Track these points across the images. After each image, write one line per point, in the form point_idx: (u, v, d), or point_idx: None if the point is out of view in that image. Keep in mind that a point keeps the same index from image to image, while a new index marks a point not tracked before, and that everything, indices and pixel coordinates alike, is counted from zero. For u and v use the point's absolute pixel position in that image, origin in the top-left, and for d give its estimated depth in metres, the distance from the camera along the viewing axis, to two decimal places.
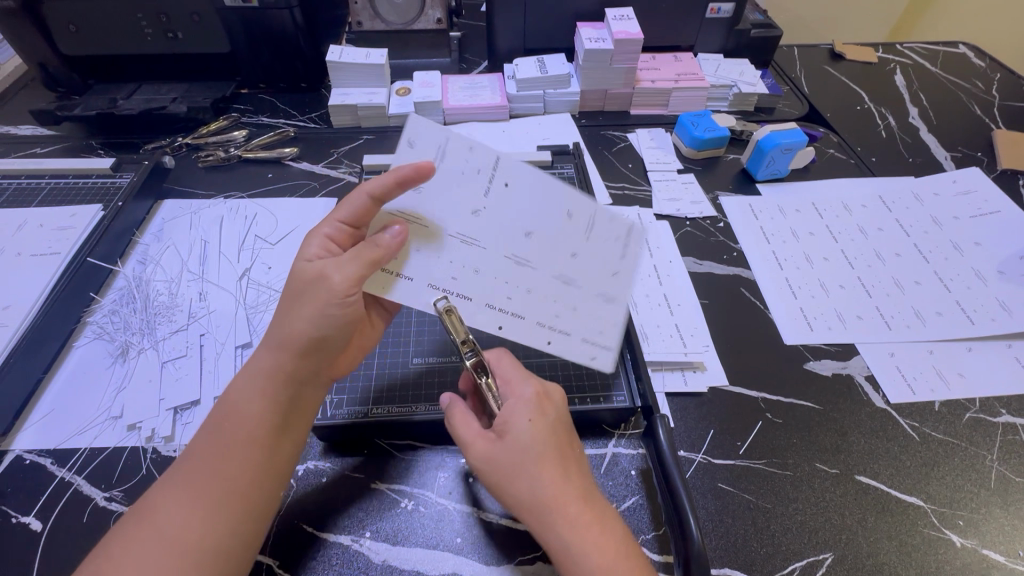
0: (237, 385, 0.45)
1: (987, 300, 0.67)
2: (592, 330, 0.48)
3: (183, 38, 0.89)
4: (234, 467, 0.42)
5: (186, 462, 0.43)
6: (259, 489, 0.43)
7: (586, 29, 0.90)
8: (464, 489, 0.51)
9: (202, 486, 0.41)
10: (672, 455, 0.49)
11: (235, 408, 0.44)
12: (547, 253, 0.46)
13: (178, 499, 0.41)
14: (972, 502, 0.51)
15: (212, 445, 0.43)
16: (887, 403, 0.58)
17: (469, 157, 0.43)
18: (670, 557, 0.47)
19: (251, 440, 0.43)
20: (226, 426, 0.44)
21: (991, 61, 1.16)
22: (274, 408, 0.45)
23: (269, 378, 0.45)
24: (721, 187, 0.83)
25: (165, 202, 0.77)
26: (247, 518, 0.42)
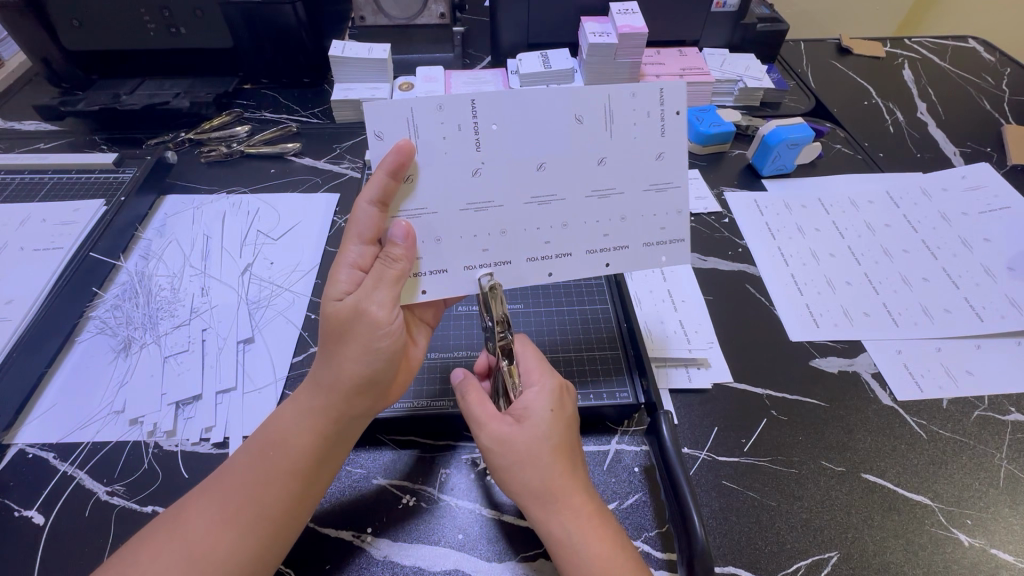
0: (289, 413, 0.46)
1: (997, 296, 0.66)
2: (644, 234, 0.49)
3: (185, 34, 0.88)
4: (266, 496, 0.42)
5: (224, 480, 0.43)
6: (284, 522, 0.42)
7: (590, 23, 0.89)
8: (468, 485, 0.51)
9: (232, 507, 0.41)
10: (675, 452, 0.49)
11: (283, 436, 0.45)
12: (575, 177, 0.46)
13: (205, 517, 0.41)
14: (981, 502, 0.51)
15: (253, 469, 0.43)
16: (894, 400, 0.58)
17: (441, 118, 0.42)
18: (672, 553, 0.47)
19: (290, 475, 0.43)
20: (269, 453, 0.44)
21: (1001, 55, 1.14)
22: (319, 446, 0.45)
23: (319, 411, 0.45)
24: (726, 183, 0.83)
25: (168, 197, 0.77)
26: (266, 552, 0.41)
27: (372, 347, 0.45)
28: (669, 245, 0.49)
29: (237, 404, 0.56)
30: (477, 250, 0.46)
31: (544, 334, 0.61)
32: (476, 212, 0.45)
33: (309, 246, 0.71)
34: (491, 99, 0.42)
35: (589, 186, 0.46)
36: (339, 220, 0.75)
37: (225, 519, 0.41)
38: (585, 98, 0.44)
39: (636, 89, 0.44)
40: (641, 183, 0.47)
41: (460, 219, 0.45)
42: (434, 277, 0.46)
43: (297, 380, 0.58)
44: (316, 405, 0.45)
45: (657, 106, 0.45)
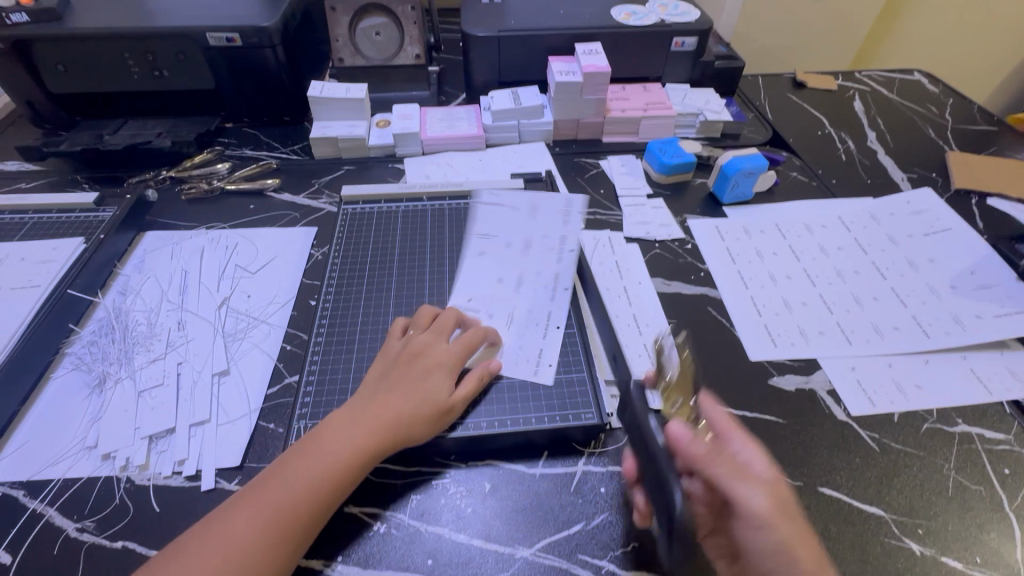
0: (338, 431, 0.51)
1: (942, 313, 0.70)
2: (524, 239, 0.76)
3: (169, 75, 0.93)
4: (283, 508, 0.46)
5: (255, 490, 0.47)
6: (294, 535, 0.45)
7: (557, 63, 0.95)
8: (438, 510, 0.52)
9: (267, 515, 0.45)
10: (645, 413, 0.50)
11: (324, 450, 0.49)
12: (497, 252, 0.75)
13: (230, 523, 0.45)
14: (931, 511, 0.53)
15: (292, 480, 0.47)
16: (848, 415, 0.60)
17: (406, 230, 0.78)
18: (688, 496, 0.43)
19: (308, 488, 0.47)
20: (310, 465, 0.48)
21: (944, 86, 1.22)
22: (344, 465, 0.49)
23: (352, 430, 0.51)
24: (689, 211, 0.87)
25: (147, 233, 0.79)
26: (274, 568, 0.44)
27: (425, 392, 0.54)
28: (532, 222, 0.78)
29: (211, 436, 0.56)
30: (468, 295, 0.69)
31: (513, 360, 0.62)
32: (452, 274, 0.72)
33: (286, 280, 0.73)
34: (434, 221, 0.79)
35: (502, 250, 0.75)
36: (316, 253, 0.77)
37: (246, 530, 0.44)
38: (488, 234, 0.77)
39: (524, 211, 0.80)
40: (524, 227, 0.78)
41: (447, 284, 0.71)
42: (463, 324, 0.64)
43: (271, 411, 0.59)
44: (350, 425, 0.51)
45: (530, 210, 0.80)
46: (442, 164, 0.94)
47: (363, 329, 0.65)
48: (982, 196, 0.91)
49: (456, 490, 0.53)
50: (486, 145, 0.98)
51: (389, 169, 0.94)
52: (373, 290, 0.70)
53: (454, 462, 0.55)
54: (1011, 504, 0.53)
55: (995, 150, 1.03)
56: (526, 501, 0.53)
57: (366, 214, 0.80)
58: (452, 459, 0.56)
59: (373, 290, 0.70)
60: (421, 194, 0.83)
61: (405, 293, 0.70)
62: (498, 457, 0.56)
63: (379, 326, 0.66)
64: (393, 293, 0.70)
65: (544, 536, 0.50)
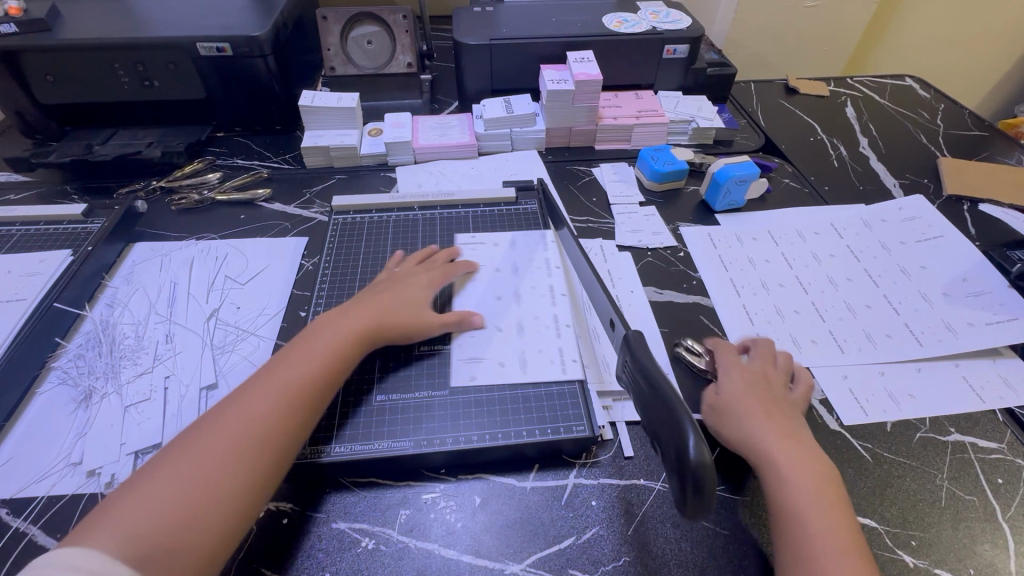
0: (299, 364, 0.53)
1: (934, 321, 0.70)
2: (505, 268, 0.73)
3: (160, 85, 0.92)
4: (247, 426, 0.47)
5: (209, 419, 0.48)
6: (268, 451, 0.47)
7: (549, 71, 0.95)
8: (427, 525, 0.51)
9: (233, 450, 0.46)
10: (648, 356, 0.45)
11: (290, 383, 0.51)
12: (501, 275, 0.72)
13: (194, 450, 0.45)
14: (924, 522, 0.52)
15: (261, 413, 0.48)
16: (840, 424, 0.60)
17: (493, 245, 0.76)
18: (705, 445, 0.38)
19: (274, 418, 0.49)
20: (277, 395, 0.50)
21: (936, 92, 1.23)
22: (309, 380, 0.52)
23: (316, 350, 0.55)
24: (681, 218, 0.87)
25: (137, 245, 0.78)
26: (243, 505, 0.44)
27: (405, 304, 0.63)
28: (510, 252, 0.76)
29: None
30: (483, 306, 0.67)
31: (503, 371, 0.62)
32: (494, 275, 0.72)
33: (276, 291, 0.73)
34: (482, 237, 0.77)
35: (499, 274, 0.72)
36: (307, 263, 0.77)
37: (211, 451, 0.45)
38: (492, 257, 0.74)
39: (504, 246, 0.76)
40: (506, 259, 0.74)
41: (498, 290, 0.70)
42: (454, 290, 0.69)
43: None
44: (313, 346, 0.55)
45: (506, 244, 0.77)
46: (434, 173, 0.93)
47: None
48: (974, 201, 0.91)
49: (446, 504, 0.53)
50: (479, 153, 0.98)
51: (382, 178, 0.93)
52: None
53: (443, 476, 0.55)
54: (1005, 514, 0.53)
55: (986, 155, 1.03)
56: (516, 516, 0.52)
57: (357, 224, 0.80)
58: (441, 472, 0.55)
59: None
60: (412, 204, 0.83)
61: None
62: (488, 470, 0.55)
63: None
64: None
65: (534, 551, 0.50)
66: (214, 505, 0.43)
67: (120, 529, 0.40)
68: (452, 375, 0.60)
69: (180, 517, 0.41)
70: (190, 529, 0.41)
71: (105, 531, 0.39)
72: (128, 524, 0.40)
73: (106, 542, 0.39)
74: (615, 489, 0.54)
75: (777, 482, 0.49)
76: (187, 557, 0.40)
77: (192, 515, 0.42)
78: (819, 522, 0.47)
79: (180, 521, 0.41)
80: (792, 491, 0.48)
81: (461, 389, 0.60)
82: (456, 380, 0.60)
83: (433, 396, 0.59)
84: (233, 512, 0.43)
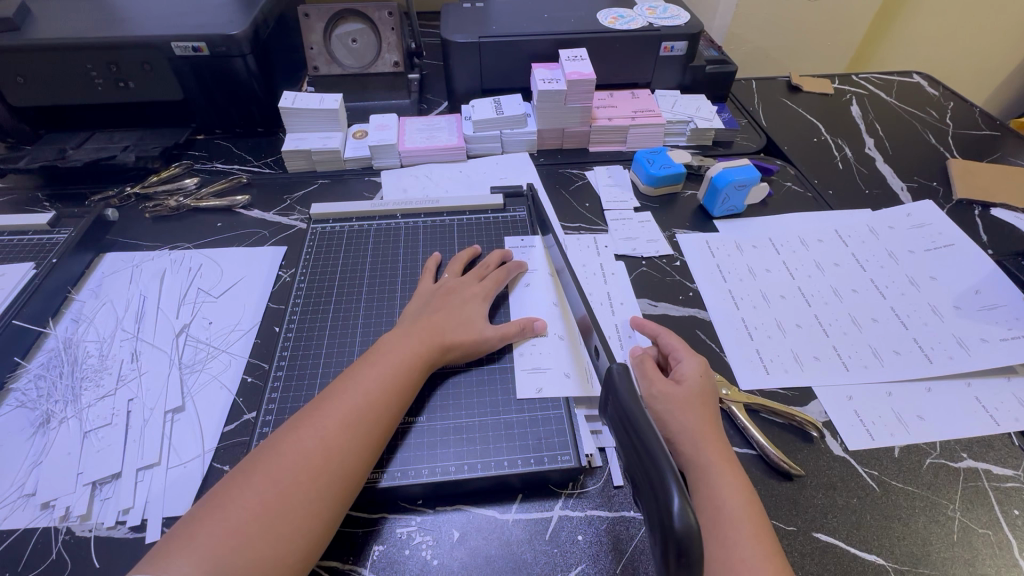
0: (373, 384, 0.52)
1: (946, 337, 0.66)
2: (544, 274, 0.71)
3: (135, 87, 0.88)
4: (318, 450, 0.46)
5: (279, 442, 0.47)
6: (338, 477, 0.45)
7: (540, 70, 0.90)
8: (401, 562, 0.48)
9: (307, 474, 0.45)
10: (634, 398, 0.40)
11: (360, 404, 0.50)
12: (542, 281, 0.70)
13: (263, 475, 0.44)
14: (934, 558, 0.49)
15: (334, 434, 0.47)
16: (845, 449, 0.56)
17: (521, 244, 0.75)
18: (691, 508, 0.33)
19: (350, 441, 0.47)
20: (351, 417, 0.49)
21: (944, 89, 1.18)
22: (381, 402, 0.51)
23: (385, 368, 0.53)
24: (678, 225, 0.83)
25: (107, 255, 0.75)
26: (319, 533, 0.43)
27: (462, 319, 0.61)
28: (545, 256, 0.73)
29: (159, 482, 0.52)
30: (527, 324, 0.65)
31: (484, 393, 0.58)
32: (522, 286, 0.69)
33: (250, 304, 0.69)
34: (512, 240, 0.75)
35: (544, 277, 0.70)
36: (284, 275, 0.73)
37: (282, 476, 0.44)
38: (537, 260, 0.73)
39: (540, 249, 0.74)
40: (541, 264, 0.72)
41: (524, 296, 0.68)
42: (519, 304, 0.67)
43: (226, 451, 0.55)
44: (386, 362, 0.54)
45: (542, 247, 0.75)
46: (420, 177, 0.90)
47: (327, 360, 0.61)
48: (985, 206, 0.87)
49: (422, 539, 0.49)
50: (468, 156, 0.94)
51: (366, 182, 0.90)
52: (340, 316, 0.66)
53: (421, 508, 0.51)
54: (1022, 549, 0.49)
55: (998, 156, 0.99)
56: (496, 552, 0.48)
57: (336, 233, 0.77)
58: (419, 504, 0.52)
59: (340, 316, 0.66)
60: (396, 211, 0.79)
61: (373, 319, 0.66)
62: (467, 501, 0.52)
63: (345, 355, 0.62)
64: (361, 319, 0.66)
65: None
66: (286, 534, 0.42)
67: (195, 559, 0.39)
68: (453, 403, 0.57)
69: (259, 547, 0.40)
70: (269, 561, 0.40)
71: (179, 561, 0.39)
72: (206, 553, 0.39)
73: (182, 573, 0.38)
74: (603, 523, 0.50)
75: (707, 493, 0.46)
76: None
77: (266, 542, 0.41)
78: (746, 546, 0.43)
79: (257, 551, 0.40)
80: (723, 504, 0.45)
81: (439, 414, 0.56)
82: (434, 404, 0.57)
83: (408, 422, 0.55)
84: (308, 540, 0.42)
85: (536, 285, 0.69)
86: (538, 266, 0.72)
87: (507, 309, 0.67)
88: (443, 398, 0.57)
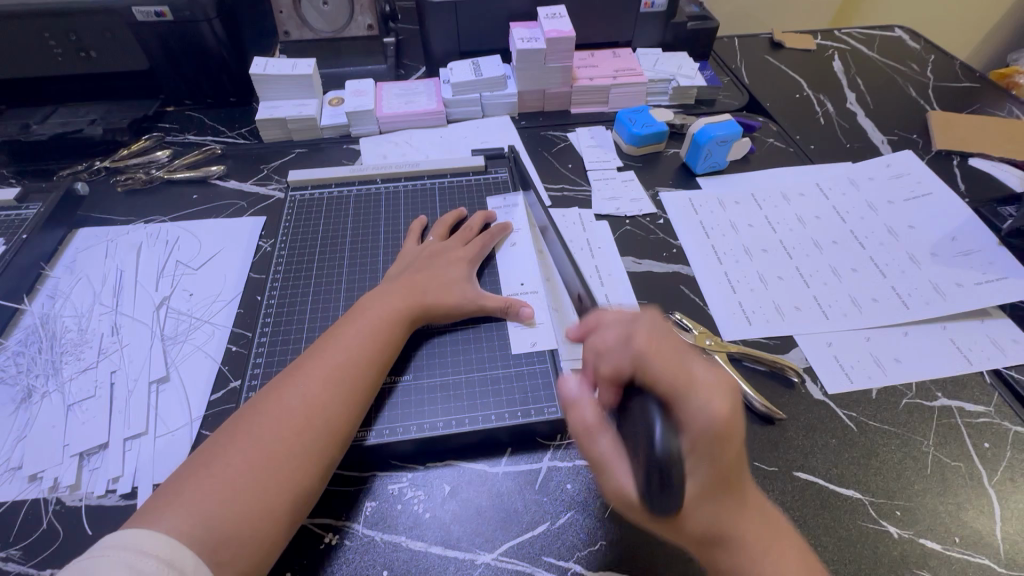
0: (354, 345, 0.52)
1: (923, 283, 0.67)
2: (528, 231, 0.70)
3: (97, 57, 0.84)
4: (301, 408, 0.46)
5: (263, 402, 0.47)
6: (323, 434, 0.46)
7: (518, 29, 0.88)
8: (394, 517, 0.48)
9: (291, 432, 0.45)
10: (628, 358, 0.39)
11: (342, 363, 0.50)
12: (527, 239, 0.70)
13: (248, 434, 0.45)
14: (910, 491, 0.51)
15: (317, 393, 0.48)
16: (825, 393, 0.58)
17: (505, 203, 0.74)
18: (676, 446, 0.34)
19: (332, 399, 0.48)
20: (333, 375, 0.49)
21: (926, 42, 1.18)
22: (364, 360, 0.51)
23: (365, 327, 0.53)
24: (662, 183, 0.82)
25: (80, 230, 0.73)
26: (306, 488, 0.44)
27: (447, 279, 0.60)
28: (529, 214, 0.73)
29: (148, 451, 0.52)
30: (516, 283, 0.65)
31: (470, 350, 0.58)
32: (508, 245, 0.69)
33: (231, 275, 0.68)
34: (494, 201, 0.75)
35: (529, 235, 0.70)
36: (264, 245, 0.72)
37: (267, 434, 0.45)
38: (521, 219, 0.72)
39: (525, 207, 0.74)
40: (524, 222, 0.72)
41: (511, 254, 0.68)
42: (505, 263, 0.67)
43: (214, 419, 0.55)
44: (367, 321, 0.54)
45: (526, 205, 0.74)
46: (400, 143, 0.88)
47: (311, 326, 0.61)
48: (964, 156, 0.87)
49: (414, 494, 0.50)
50: (448, 121, 0.92)
51: (344, 150, 0.88)
52: (323, 282, 0.65)
53: (411, 465, 0.52)
54: (992, 479, 0.52)
55: (977, 108, 0.99)
56: (487, 504, 0.49)
57: (315, 201, 0.75)
58: (409, 461, 0.52)
59: (323, 282, 0.65)
60: (375, 176, 0.78)
61: (357, 283, 0.65)
62: (457, 456, 0.53)
63: (329, 320, 0.61)
64: (344, 286, 0.65)
65: (506, 539, 0.47)
66: (275, 489, 0.42)
67: (184, 514, 0.39)
68: (440, 364, 0.57)
69: (248, 502, 0.41)
70: (258, 514, 0.41)
71: (168, 516, 0.39)
72: (196, 508, 0.40)
73: (173, 526, 0.39)
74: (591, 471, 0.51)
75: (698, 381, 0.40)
76: (252, 540, 0.40)
77: (255, 498, 0.41)
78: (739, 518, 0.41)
79: (247, 505, 0.41)
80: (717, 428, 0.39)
81: (425, 373, 0.56)
82: (420, 363, 0.57)
83: (395, 382, 0.55)
84: (296, 495, 0.43)
85: (521, 243, 0.69)
86: (522, 224, 0.71)
87: (494, 271, 0.66)
88: (429, 356, 0.58)
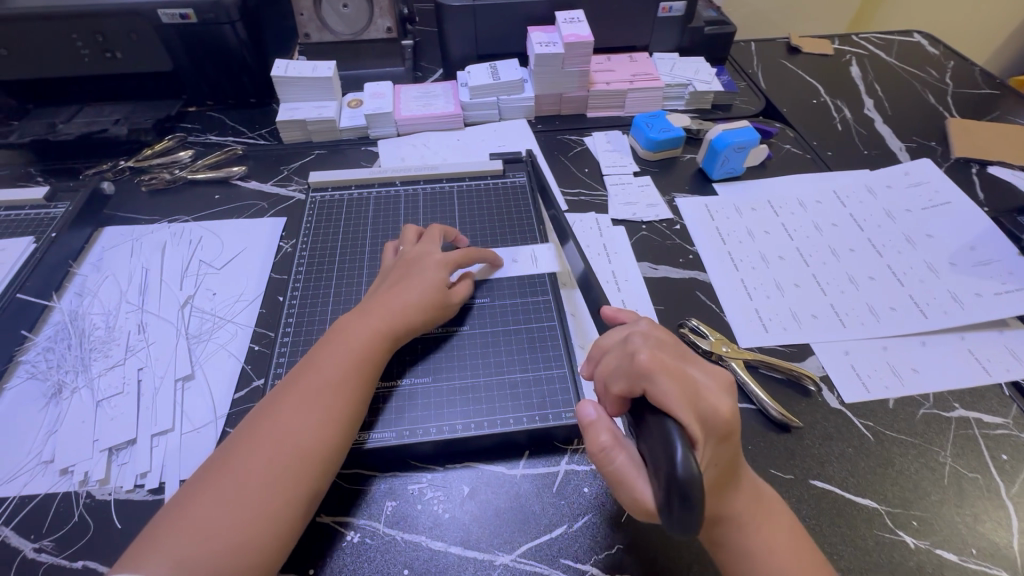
0: (329, 371, 0.51)
1: (940, 293, 0.67)
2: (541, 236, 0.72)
3: (123, 58, 0.86)
4: (279, 440, 0.47)
5: (242, 437, 0.48)
6: (304, 462, 0.46)
7: (536, 34, 0.89)
8: (415, 517, 0.49)
9: (270, 464, 0.46)
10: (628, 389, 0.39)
11: (317, 392, 0.50)
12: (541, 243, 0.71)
13: (227, 471, 0.45)
14: (926, 500, 0.51)
15: (295, 424, 0.48)
16: (842, 402, 0.58)
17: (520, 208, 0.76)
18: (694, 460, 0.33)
19: (311, 428, 0.48)
20: (311, 403, 0.49)
21: (946, 48, 1.17)
22: (340, 385, 0.51)
23: (335, 353, 0.53)
24: (678, 188, 0.83)
25: (106, 229, 0.75)
26: (291, 516, 0.44)
27: (415, 292, 0.58)
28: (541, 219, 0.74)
29: (175, 447, 0.54)
30: (534, 288, 0.65)
31: (488, 354, 0.59)
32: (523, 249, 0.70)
33: (252, 275, 0.69)
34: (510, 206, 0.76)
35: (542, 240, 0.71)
36: (285, 246, 0.73)
37: (244, 470, 0.45)
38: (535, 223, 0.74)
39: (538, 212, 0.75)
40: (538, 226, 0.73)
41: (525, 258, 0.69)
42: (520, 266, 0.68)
43: (238, 417, 0.56)
44: (339, 346, 0.53)
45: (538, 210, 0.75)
46: (418, 146, 0.89)
47: (332, 327, 0.62)
48: (983, 164, 0.87)
49: (433, 495, 0.51)
50: (465, 124, 0.93)
51: (363, 152, 0.89)
52: (343, 284, 0.66)
53: (431, 466, 0.53)
54: (1008, 491, 0.52)
55: (998, 115, 0.99)
56: (506, 505, 0.50)
57: (334, 203, 0.76)
58: (429, 461, 0.53)
59: (343, 284, 0.66)
60: (394, 178, 0.79)
61: None
62: (476, 458, 0.53)
63: None
64: (363, 288, 0.66)
65: (525, 541, 0.48)
66: (259, 521, 0.43)
67: (166, 555, 0.40)
68: (459, 367, 0.58)
69: (230, 538, 0.42)
70: (242, 547, 0.42)
71: (151, 557, 0.40)
72: (177, 548, 0.41)
73: (156, 567, 0.40)
74: None
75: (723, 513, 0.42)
76: (238, 573, 0.41)
77: (241, 533, 0.42)
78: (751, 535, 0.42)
79: (229, 541, 0.42)
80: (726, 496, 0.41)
81: (444, 376, 0.57)
82: (440, 366, 0.58)
83: (412, 384, 0.56)
84: (282, 525, 0.44)
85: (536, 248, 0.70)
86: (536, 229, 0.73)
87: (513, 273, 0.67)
88: (448, 360, 0.58)
